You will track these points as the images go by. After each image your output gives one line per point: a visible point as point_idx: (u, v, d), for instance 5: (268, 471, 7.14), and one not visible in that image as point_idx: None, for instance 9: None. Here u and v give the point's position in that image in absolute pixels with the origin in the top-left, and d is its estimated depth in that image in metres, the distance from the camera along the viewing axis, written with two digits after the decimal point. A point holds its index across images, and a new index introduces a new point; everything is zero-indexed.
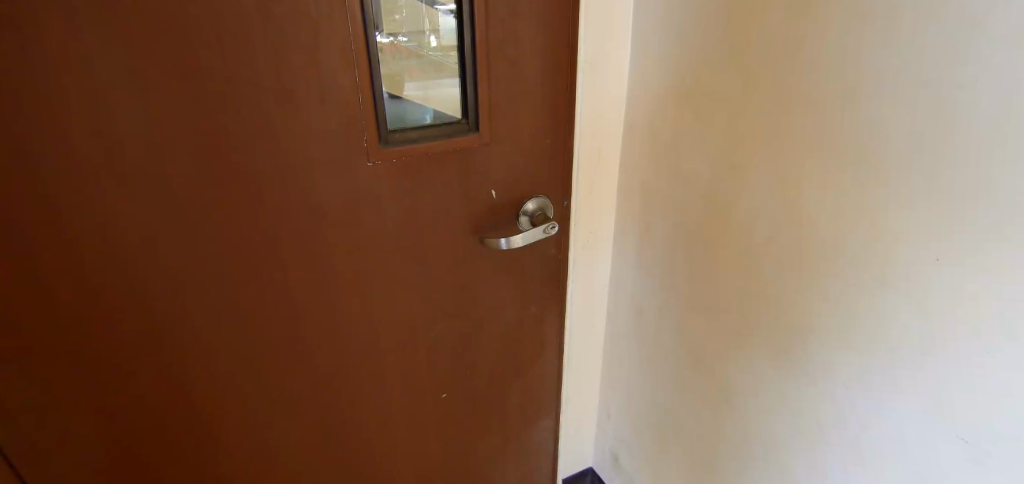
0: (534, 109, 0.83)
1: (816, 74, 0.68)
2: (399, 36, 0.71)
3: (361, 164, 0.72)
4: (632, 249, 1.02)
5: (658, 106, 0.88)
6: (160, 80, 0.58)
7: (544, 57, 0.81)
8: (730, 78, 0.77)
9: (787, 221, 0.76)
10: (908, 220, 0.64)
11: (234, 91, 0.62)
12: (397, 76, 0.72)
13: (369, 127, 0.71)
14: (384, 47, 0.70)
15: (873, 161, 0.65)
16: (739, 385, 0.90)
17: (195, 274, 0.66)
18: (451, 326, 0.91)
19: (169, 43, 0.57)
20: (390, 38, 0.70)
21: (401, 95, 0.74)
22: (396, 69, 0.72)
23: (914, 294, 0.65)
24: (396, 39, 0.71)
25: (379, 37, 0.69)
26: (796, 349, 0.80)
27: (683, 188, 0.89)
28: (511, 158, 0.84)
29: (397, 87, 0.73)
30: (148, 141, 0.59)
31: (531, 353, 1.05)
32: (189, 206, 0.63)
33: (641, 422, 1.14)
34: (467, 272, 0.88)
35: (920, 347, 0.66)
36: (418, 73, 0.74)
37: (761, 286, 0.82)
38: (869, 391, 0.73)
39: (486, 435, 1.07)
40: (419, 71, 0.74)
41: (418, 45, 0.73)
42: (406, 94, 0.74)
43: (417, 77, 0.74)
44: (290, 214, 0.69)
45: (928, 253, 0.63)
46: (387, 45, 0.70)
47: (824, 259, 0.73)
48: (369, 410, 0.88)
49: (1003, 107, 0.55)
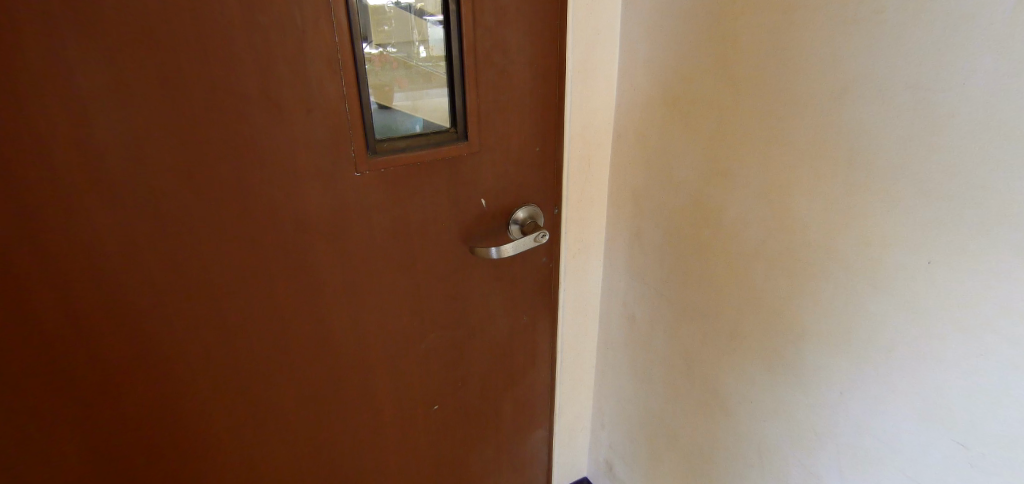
0: (523, 117, 0.83)
1: (802, 80, 0.69)
2: (388, 46, 0.70)
3: (348, 174, 0.71)
4: (623, 256, 1.02)
5: (646, 112, 0.88)
6: (143, 92, 0.57)
7: (532, 66, 0.81)
8: (717, 83, 0.77)
9: (776, 226, 0.76)
10: (899, 222, 0.64)
11: (220, 102, 0.61)
12: (386, 86, 0.72)
13: (356, 136, 0.70)
14: (372, 58, 0.69)
15: (862, 163, 0.65)
16: (733, 391, 0.89)
17: (182, 286, 0.65)
18: (442, 337, 0.90)
19: (152, 54, 0.57)
20: (379, 48, 0.70)
21: (390, 105, 0.73)
22: (385, 80, 0.71)
23: (906, 297, 0.65)
24: (385, 49, 0.70)
25: (368, 48, 0.69)
26: (790, 354, 0.79)
27: (673, 194, 0.89)
28: (500, 166, 0.83)
29: (387, 98, 0.72)
30: (131, 155, 0.58)
31: (524, 362, 1.04)
32: (175, 218, 0.62)
33: (634, 430, 1.13)
34: (457, 282, 0.87)
35: (915, 351, 0.66)
36: (407, 83, 0.73)
37: (752, 291, 0.81)
38: (863, 396, 0.72)
39: (479, 445, 1.05)
40: (407, 82, 0.73)
41: (407, 55, 0.72)
42: (395, 105, 0.73)
43: (406, 88, 0.74)
44: (278, 227, 0.69)
45: (920, 255, 0.63)
46: (376, 56, 0.70)
47: (815, 264, 0.73)
48: (360, 423, 0.87)
49: (991, 108, 0.56)
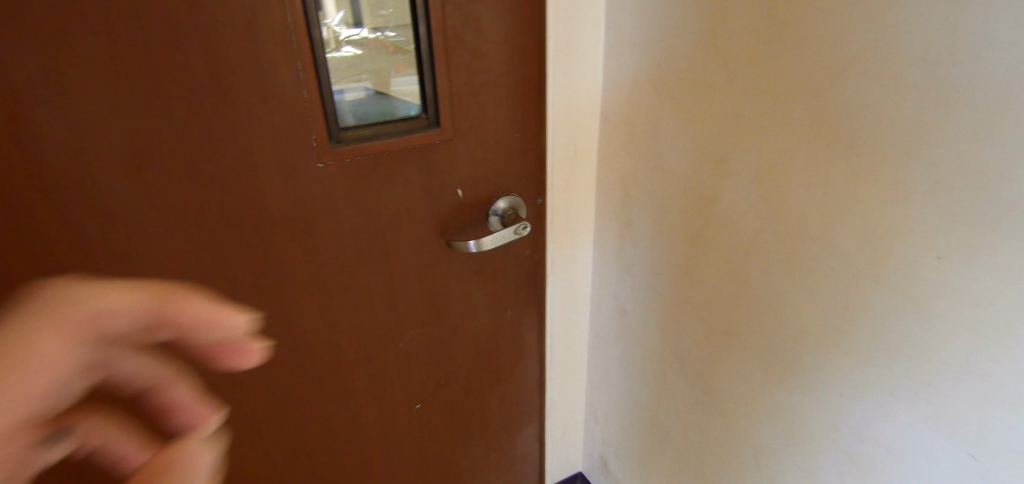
0: (501, 100, 0.77)
1: (802, 56, 0.62)
2: (386, 31, 0.67)
3: (310, 165, 0.66)
4: (612, 247, 0.97)
5: (635, 95, 0.82)
6: (83, 80, 0.52)
7: (509, 45, 0.75)
8: (710, 63, 0.72)
9: (773, 217, 0.70)
10: (905, 214, 0.58)
11: (164, 91, 0.56)
12: (384, 71, 0.69)
13: (318, 125, 0.65)
14: (369, 42, 0.67)
15: (865, 149, 0.60)
16: (729, 391, 0.85)
17: (135, 285, 0.61)
18: (422, 334, 0.86)
19: (90, 36, 0.52)
20: (376, 33, 0.67)
21: (388, 91, 0.70)
22: (383, 65, 0.69)
23: (911, 294, 0.60)
24: (383, 34, 0.67)
25: (364, 33, 0.66)
26: (788, 355, 0.75)
27: (663, 182, 0.83)
28: (477, 154, 0.78)
29: (382, 83, 0.69)
30: (73, 148, 0.54)
31: (511, 357, 0.99)
32: (125, 213, 0.58)
33: (627, 427, 1.09)
34: (436, 277, 0.83)
35: (922, 354, 0.61)
36: (406, 67, 0.70)
37: (748, 287, 0.76)
38: (866, 401, 0.68)
39: (467, 443, 1.02)
40: (408, 67, 0.70)
41: (406, 40, 0.69)
42: (392, 91, 0.70)
43: (407, 73, 0.70)
44: (234, 224, 0.64)
45: (928, 250, 0.57)
46: (371, 40, 0.67)
47: (815, 258, 0.67)
48: (338, 425, 0.83)
49: (1009, 86, 0.49)
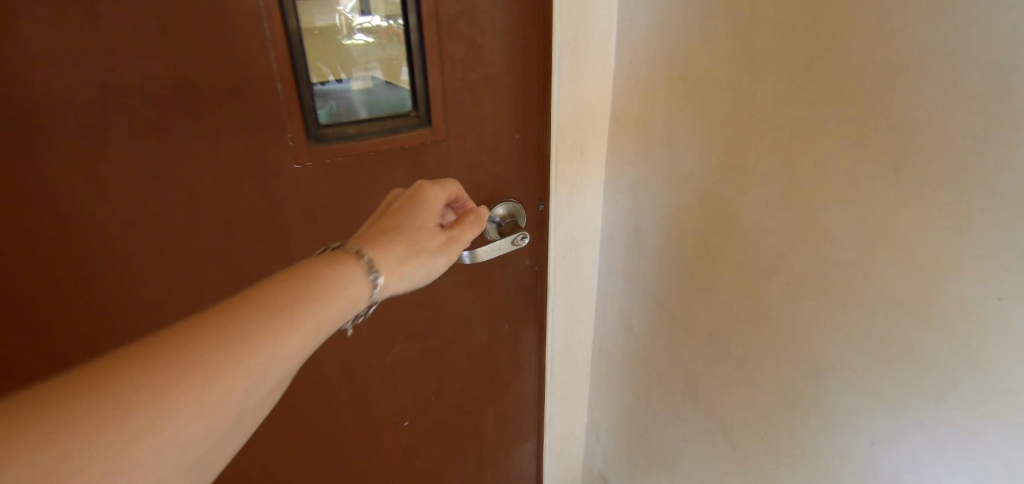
0: (499, 98, 0.70)
1: (846, 56, 0.54)
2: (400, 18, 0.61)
3: (287, 167, 0.59)
4: (619, 258, 0.89)
5: (649, 93, 0.74)
6: (22, 72, 0.46)
7: (509, 37, 0.68)
8: (734, 60, 0.63)
9: (801, 238, 0.63)
10: (961, 246, 0.50)
11: (118, 84, 0.49)
12: (396, 62, 0.63)
13: (295, 123, 0.58)
14: (381, 30, 0.61)
15: (915, 169, 0.51)
16: (742, 421, 0.78)
17: (90, 304, 0.54)
18: (410, 349, 0.79)
19: (31, 21, 0.45)
20: (389, 20, 0.61)
21: (398, 82, 0.64)
22: (395, 55, 0.63)
23: (962, 336, 0.52)
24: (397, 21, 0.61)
25: (376, 19, 0.60)
26: (809, 388, 0.67)
27: (679, 192, 0.75)
28: (473, 156, 0.71)
29: (394, 75, 0.64)
30: (13, 149, 0.47)
31: (507, 372, 0.93)
32: (76, 224, 0.51)
33: (629, 447, 1.03)
34: (426, 289, 0.76)
35: (972, 403, 0.53)
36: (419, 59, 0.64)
37: (768, 311, 0.69)
38: (901, 449, 0.60)
39: (459, 461, 0.96)
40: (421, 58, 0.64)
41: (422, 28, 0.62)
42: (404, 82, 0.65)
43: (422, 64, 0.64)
44: (203, 234, 0.57)
45: (988, 288, 0.50)
46: (384, 28, 0.61)
47: (847, 286, 0.60)
48: (318, 446, 0.77)
49: None
